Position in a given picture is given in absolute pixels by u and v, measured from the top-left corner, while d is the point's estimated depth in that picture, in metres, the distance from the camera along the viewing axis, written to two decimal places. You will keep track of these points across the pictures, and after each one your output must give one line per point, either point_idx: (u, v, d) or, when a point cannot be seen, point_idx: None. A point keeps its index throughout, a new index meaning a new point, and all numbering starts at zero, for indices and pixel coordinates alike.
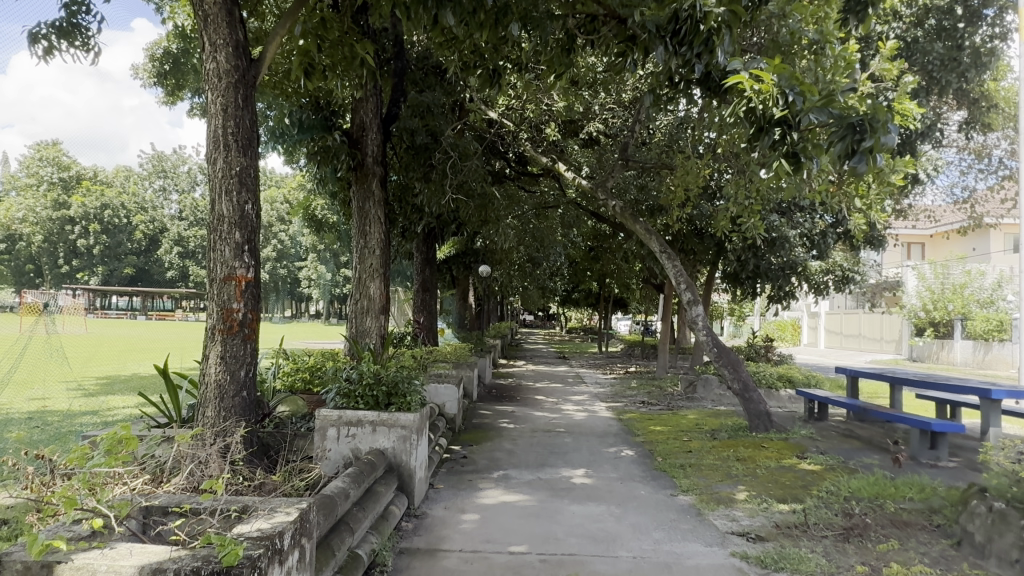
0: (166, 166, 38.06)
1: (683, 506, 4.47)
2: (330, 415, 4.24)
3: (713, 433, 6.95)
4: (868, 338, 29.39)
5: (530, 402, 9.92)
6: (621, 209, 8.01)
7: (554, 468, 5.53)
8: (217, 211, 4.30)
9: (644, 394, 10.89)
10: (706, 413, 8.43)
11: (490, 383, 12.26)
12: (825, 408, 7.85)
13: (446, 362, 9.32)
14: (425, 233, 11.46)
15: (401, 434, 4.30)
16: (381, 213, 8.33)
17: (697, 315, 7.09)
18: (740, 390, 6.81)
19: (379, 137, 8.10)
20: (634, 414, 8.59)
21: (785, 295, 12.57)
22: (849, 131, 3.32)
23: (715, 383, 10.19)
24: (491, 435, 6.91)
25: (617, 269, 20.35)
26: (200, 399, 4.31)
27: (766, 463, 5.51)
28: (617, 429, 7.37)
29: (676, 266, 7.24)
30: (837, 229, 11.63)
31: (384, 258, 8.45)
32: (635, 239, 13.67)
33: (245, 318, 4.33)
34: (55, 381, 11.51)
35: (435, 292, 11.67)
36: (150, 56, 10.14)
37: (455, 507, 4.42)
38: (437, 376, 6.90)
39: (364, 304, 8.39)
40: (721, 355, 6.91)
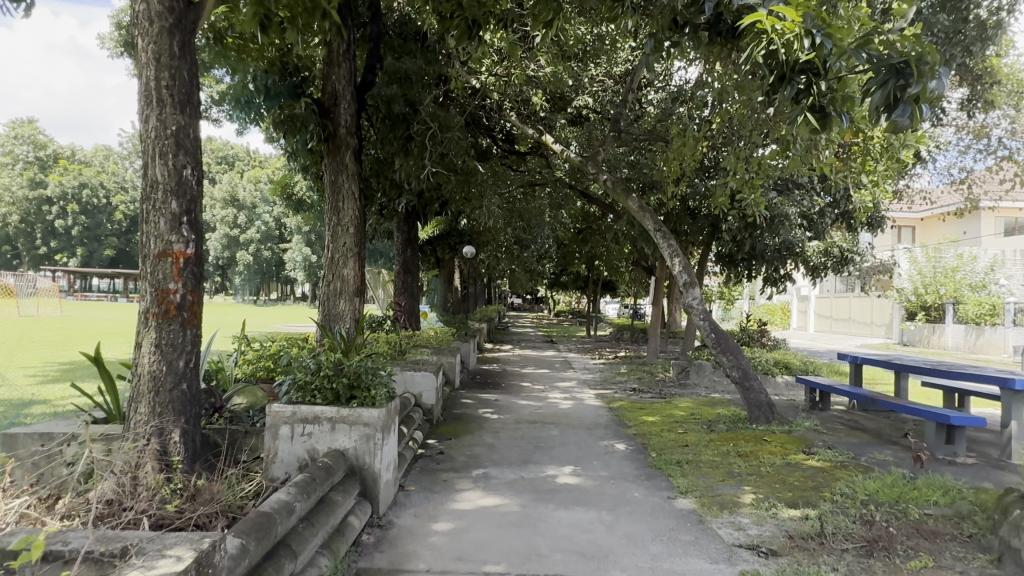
0: None
1: (682, 512, 3.99)
2: (283, 411, 3.72)
3: (709, 424, 6.48)
4: (859, 322, 29.18)
5: (516, 389, 9.42)
6: (612, 184, 7.45)
7: (539, 465, 5.02)
8: (150, 176, 3.72)
9: (634, 381, 10.44)
10: (701, 402, 7.96)
11: (474, 369, 11.77)
12: (826, 397, 7.40)
13: (427, 347, 8.80)
14: (405, 212, 10.88)
15: (364, 433, 3.77)
16: (355, 189, 7.78)
17: (693, 297, 6.60)
18: (738, 378, 6.35)
19: (353, 108, 7.60)
20: (625, 403, 8.12)
21: (781, 277, 12.13)
22: (891, 75, 2.97)
23: (709, 368, 9.75)
24: (472, 426, 6.40)
25: (606, 251, 19.84)
26: (132, 393, 3.75)
27: (771, 460, 5.03)
28: (607, 419, 6.89)
29: (671, 246, 6.73)
30: (835, 209, 11.13)
31: (358, 237, 7.89)
32: (626, 219, 13.12)
33: (183, 301, 3.76)
34: (13, 367, 10.88)
35: (417, 273, 11.13)
36: (114, 22, 9.49)
37: (425, 514, 3.90)
38: (409, 367, 6.41)
39: (338, 286, 7.85)
40: (719, 342, 6.48)
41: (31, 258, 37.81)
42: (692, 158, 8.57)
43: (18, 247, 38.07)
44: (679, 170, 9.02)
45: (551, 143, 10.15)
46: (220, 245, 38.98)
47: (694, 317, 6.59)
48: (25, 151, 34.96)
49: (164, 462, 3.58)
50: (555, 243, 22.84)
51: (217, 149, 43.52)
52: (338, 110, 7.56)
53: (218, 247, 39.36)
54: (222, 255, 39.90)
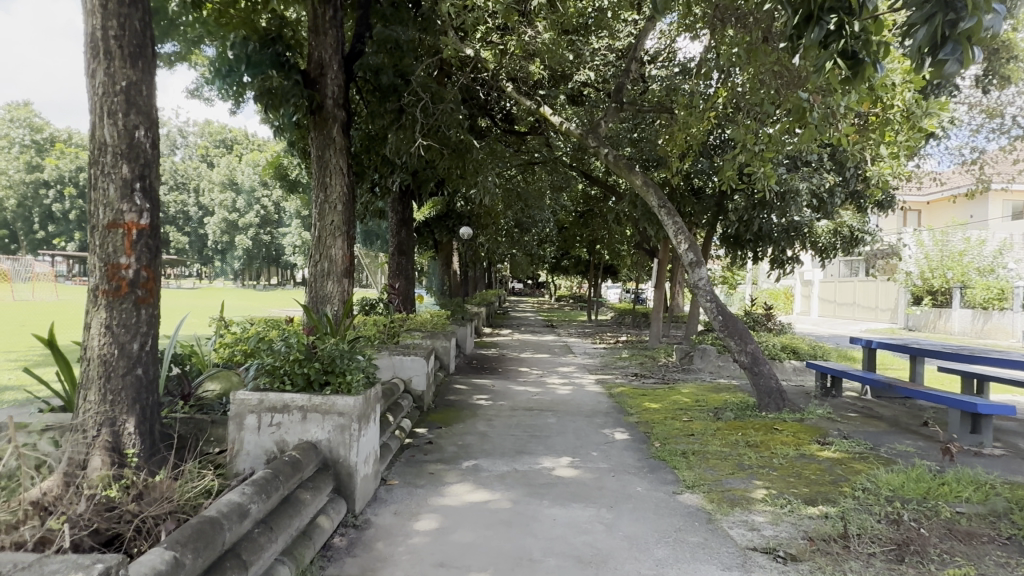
0: None
1: (689, 509, 3.63)
2: (249, 400, 3.38)
3: (716, 411, 6.12)
4: (863, 307, 28.80)
5: (513, 375, 9.06)
6: (614, 158, 7.03)
7: (534, 457, 4.67)
8: (99, 137, 3.34)
9: (636, 366, 10.07)
10: (706, 388, 7.60)
11: (471, 354, 11.42)
12: (839, 382, 7.02)
13: (421, 332, 8.43)
14: (400, 191, 10.48)
15: (338, 423, 3.40)
16: (343, 163, 7.40)
17: (700, 276, 6.22)
18: (747, 364, 5.98)
19: (340, 78, 7.24)
20: (627, 389, 7.76)
21: (788, 259, 11.73)
22: (938, 9, 2.59)
23: (714, 353, 9.42)
24: (464, 414, 6.05)
25: (608, 233, 19.43)
26: (81, 378, 3.38)
27: (784, 451, 4.67)
28: (608, 406, 6.53)
29: (676, 223, 6.35)
30: (845, 187, 10.69)
31: (347, 214, 7.51)
32: (628, 200, 12.71)
33: (137, 277, 3.38)
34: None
35: (412, 255, 10.73)
36: None
37: (407, 512, 3.54)
38: (397, 351, 6.07)
39: (325, 266, 7.45)
40: (727, 325, 6.10)
41: (29, 243, 37.50)
42: (699, 132, 8.16)
43: (15, 231, 37.78)
44: (685, 144, 8.61)
45: (550, 116, 9.72)
46: (218, 229, 38.59)
47: (699, 298, 6.21)
48: (21, 134, 34.37)
49: (111, 458, 3.22)
50: (555, 226, 22.43)
51: (214, 132, 43.04)
52: (324, 80, 7.21)
53: (216, 232, 38.97)
54: (220, 240, 39.51)
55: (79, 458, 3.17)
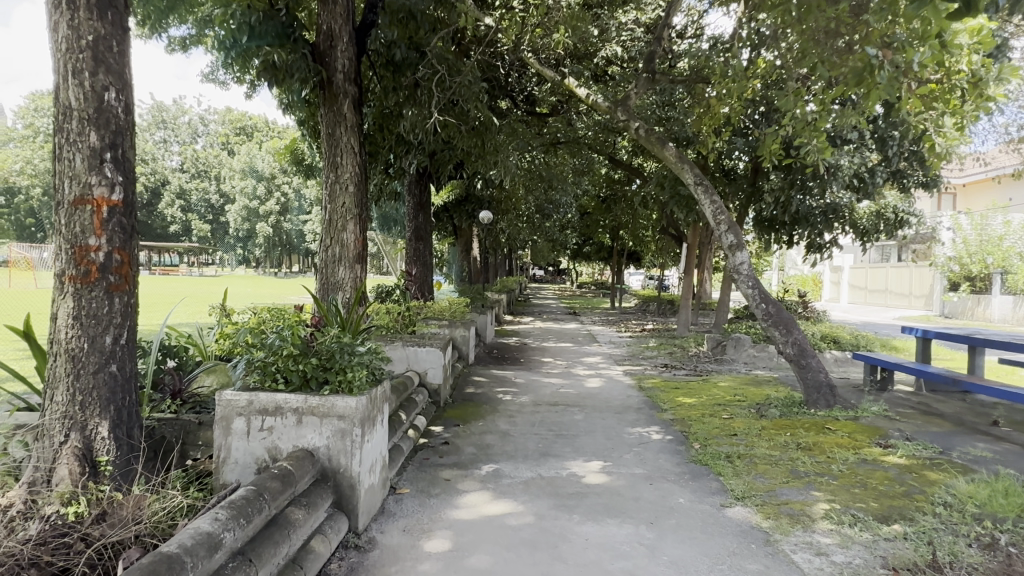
0: None
1: (742, 528, 3.14)
2: (236, 401, 2.97)
3: (758, 408, 5.60)
4: (896, 294, 27.83)
5: (536, 365, 8.61)
6: (645, 133, 6.47)
7: (561, 460, 4.20)
8: (62, 101, 2.90)
9: (665, 356, 9.55)
10: (744, 381, 7.08)
11: (491, 343, 10.99)
12: (891, 376, 6.46)
13: (438, 320, 7.99)
14: (416, 173, 10.03)
15: (338, 428, 2.96)
16: (355, 141, 6.97)
17: (742, 261, 5.68)
18: (793, 356, 5.44)
19: (350, 50, 6.78)
20: (658, 381, 7.25)
21: (827, 244, 11.07)
22: None
23: (748, 342, 8.89)
24: (484, 409, 5.60)
25: (632, 218, 18.84)
26: (48, 375, 2.96)
27: (843, 455, 4.15)
28: (639, 401, 6.03)
29: (714, 202, 5.81)
30: (889, 166, 10.01)
31: (359, 196, 7.07)
32: (655, 181, 12.12)
33: (109, 261, 2.95)
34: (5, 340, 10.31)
35: (430, 240, 10.29)
36: None
37: (418, 529, 3.10)
38: (412, 342, 5.67)
39: (337, 251, 7.02)
40: (771, 314, 5.56)
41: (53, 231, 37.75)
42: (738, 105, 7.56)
43: (40, 219, 38.12)
44: (722, 119, 8.01)
45: (576, 89, 9.18)
46: (239, 217, 38.43)
47: (740, 283, 5.68)
48: (45, 123, 34.41)
49: (80, 470, 2.85)
50: (578, 211, 21.90)
51: (235, 120, 42.94)
52: (334, 52, 6.76)
53: (236, 219, 38.84)
54: (241, 228, 39.37)
55: (44, 470, 2.81)
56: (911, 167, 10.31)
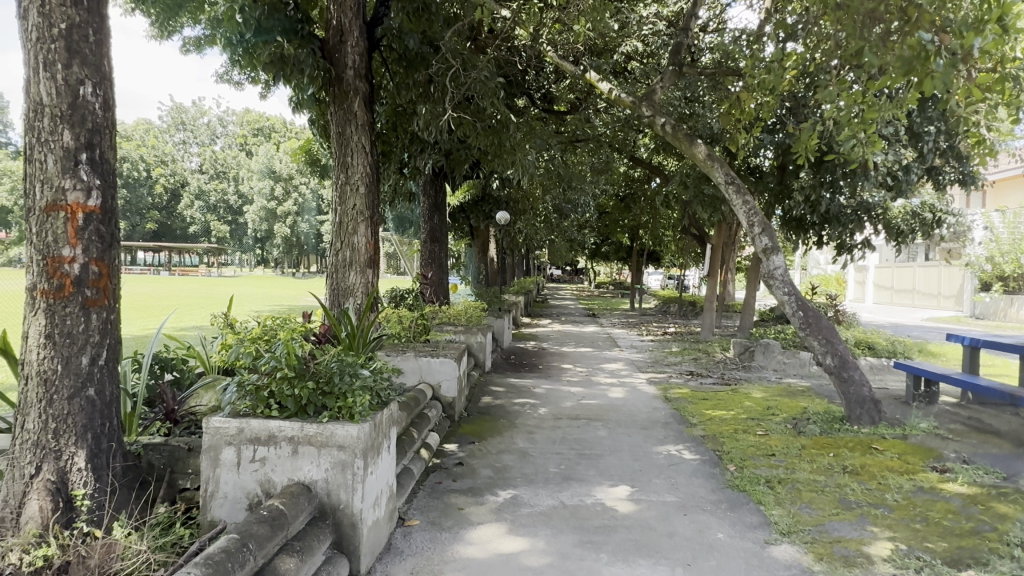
0: None
1: (791, 572, 2.78)
2: (224, 429, 2.68)
3: (795, 423, 5.22)
4: (924, 294, 27.06)
5: (555, 372, 8.27)
6: (673, 128, 6.08)
7: (585, 485, 3.86)
8: (33, 97, 2.62)
9: (690, 363, 9.16)
10: (777, 392, 6.69)
11: (509, 348, 10.67)
12: (936, 387, 6.03)
13: (453, 326, 7.69)
14: (432, 173, 9.74)
15: (338, 460, 2.64)
16: (366, 140, 6.71)
17: (778, 265, 5.30)
18: (834, 367, 5.05)
19: (361, 46, 6.53)
20: (684, 392, 6.88)
21: (860, 245, 10.60)
22: None
23: (778, 348, 8.50)
24: (502, 424, 5.28)
25: (653, 217, 18.46)
26: (19, 400, 2.68)
27: (895, 482, 3.77)
28: (667, 415, 5.67)
29: (747, 203, 5.43)
30: (926, 162, 9.54)
31: (371, 197, 6.79)
32: (679, 180, 11.71)
33: (85, 273, 2.66)
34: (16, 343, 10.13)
35: (445, 242, 10.01)
36: None
37: (427, 572, 2.77)
38: (424, 352, 5.36)
39: (347, 256, 6.72)
40: (808, 323, 5.16)
41: None
42: (771, 98, 7.15)
43: None
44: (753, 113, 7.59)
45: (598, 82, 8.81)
46: (258, 218, 38.39)
47: (775, 290, 5.30)
48: None
49: (54, 506, 2.57)
50: (596, 211, 21.55)
51: (253, 121, 43.02)
52: (344, 47, 6.54)
53: (254, 220, 38.84)
54: (259, 228, 39.35)
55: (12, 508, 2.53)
56: (948, 164, 9.82)
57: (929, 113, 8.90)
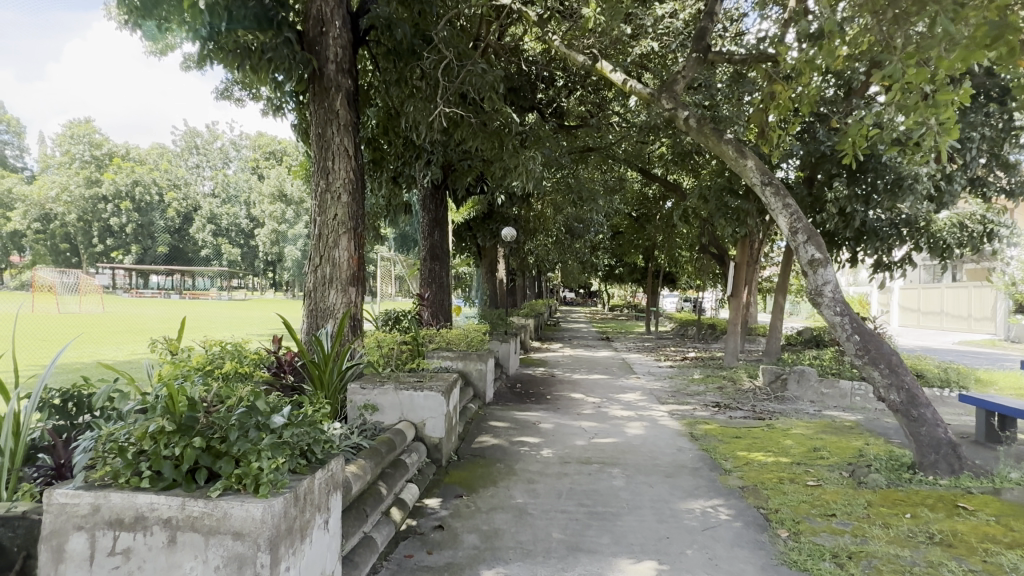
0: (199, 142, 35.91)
1: None
2: (70, 506, 1.85)
3: (852, 471, 4.32)
4: (954, 316, 25.90)
5: (565, 403, 7.41)
6: (698, 122, 5.22)
7: (599, 561, 2.98)
8: None
9: (715, 393, 8.22)
10: (820, 430, 5.78)
11: (515, 375, 9.84)
12: (1013, 425, 5.10)
13: (447, 352, 6.90)
14: (432, 185, 9.06)
15: (233, 555, 1.81)
16: (349, 143, 6.00)
17: (825, 280, 4.42)
18: (901, 405, 4.15)
19: (342, 38, 5.92)
20: (712, 428, 5.95)
21: (900, 263, 9.64)
22: None
23: (815, 377, 7.71)
24: (498, 470, 4.43)
25: (668, 238, 17.64)
26: None
27: (1007, 561, 2.87)
28: (695, 459, 4.77)
29: (789, 207, 4.61)
30: (972, 170, 8.65)
31: (354, 207, 6.02)
32: (697, 193, 11.04)
33: None
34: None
35: (446, 260, 9.23)
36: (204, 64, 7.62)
37: None
38: (407, 385, 4.49)
39: (327, 272, 5.92)
40: (867, 349, 4.26)
41: None
42: (811, 91, 6.30)
43: None
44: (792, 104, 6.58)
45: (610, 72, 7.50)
46: (268, 240, 37.81)
47: (824, 309, 4.44)
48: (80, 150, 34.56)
49: None
50: (610, 230, 20.82)
51: (266, 144, 42.88)
52: (325, 39, 5.92)
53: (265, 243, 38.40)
54: (269, 252, 38.81)
55: None
56: (993, 173, 8.95)
57: (975, 115, 8.04)
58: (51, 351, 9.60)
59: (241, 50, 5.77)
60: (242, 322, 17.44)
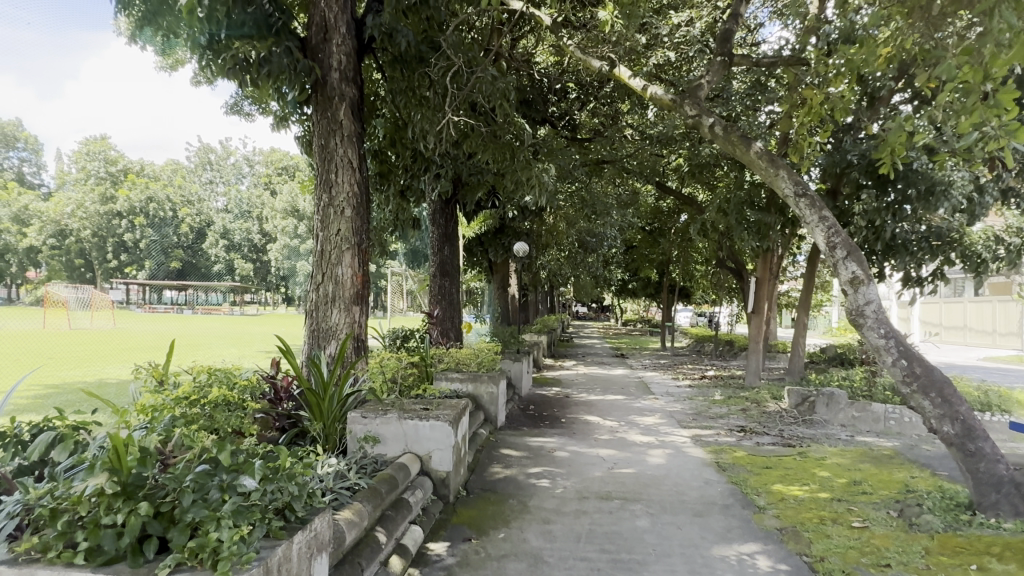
0: (212, 159, 35.89)
1: None
2: None
3: (901, 510, 3.91)
4: (978, 332, 25.22)
5: (582, 427, 7.02)
6: (724, 129, 4.87)
7: None
8: None
9: (739, 415, 7.80)
10: (857, 459, 5.38)
11: (527, 395, 9.47)
12: None
13: (457, 374, 6.56)
14: (443, 199, 8.78)
15: None
16: (353, 154, 5.71)
17: (867, 299, 4.04)
18: (955, 438, 3.76)
19: (346, 46, 5.66)
20: (739, 456, 5.56)
21: (932, 278, 9.19)
22: None
23: (845, 399, 7.29)
24: (510, 507, 4.06)
25: (684, 252, 17.27)
26: None
27: None
28: (725, 494, 4.37)
29: (826, 219, 4.25)
30: (1007, 180, 8.25)
31: (358, 221, 5.72)
32: (716, 206, 10.65)
33: None
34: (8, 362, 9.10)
35: (457, 276, 8.90)
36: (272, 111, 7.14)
37: None
38: (411, 414, 4.13)
39: (330, 290, 5.61)
40: (915, 375, 3.87)
41: None
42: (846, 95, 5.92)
43: None
44: (824, 110, 6.22)
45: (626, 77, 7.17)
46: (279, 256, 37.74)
47: (866, 331, 4.06)
48: None
49: None
50: (623, 245, 20.47)
51: (277, 160, 43.00)
52: (329, 46, 5.66)
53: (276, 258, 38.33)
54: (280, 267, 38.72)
55: None
56: None
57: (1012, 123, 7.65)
58: (62, 370, 9.35)
59: (239, 65, 5.28)
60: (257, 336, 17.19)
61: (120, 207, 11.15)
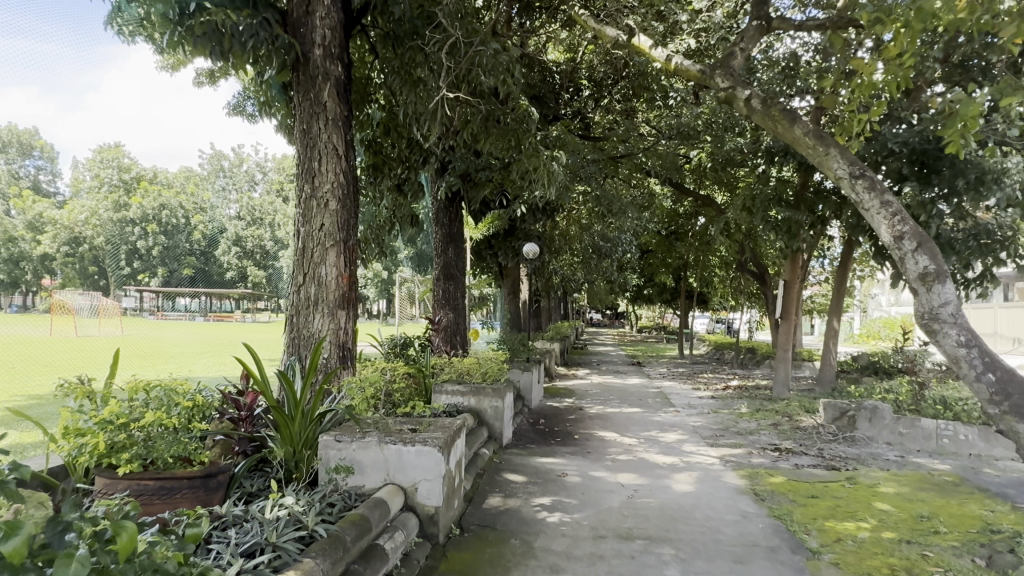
0: (223, 164, 35.35)
1: None
2: None
3: (988, 560, 3.20)
4: (1011, 338, 24.10)
5: (597, 445, 6.33)
6: (763, 102, 4.23)
7: None
8: None
9: (771, 432, 7.06)
10: (917, 486, 4.66)
11: (538, 407, 8.77)
12: None
13: (457, 387, 5.91)
14: (447, 196, 8.15)
15: None
16: (338, 140, 5.08)
17: (944, 298, 3.27)
18: None
19: (331, 18, 5.06)
20: (778, 482, 4.86)
21: (979, 280, 8.42)
22: None
23: (889, 414, 6.56)
24: (510, 550, 3.40)
25: (703, 256, 16.55)
26: None
27: None
28: (768, 533, 3.66)
29: (889, 205, 3.56)
30: None
31: (343, 215, 5.08)
32: (739, 204, 9.96)
33: None
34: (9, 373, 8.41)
35: (462, 278, 8.25)
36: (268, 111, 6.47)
37: None
38: (394, 437, 3.47)
39: (312, 293, 4.97)
40: (1007, 394, 3.10)
41: None
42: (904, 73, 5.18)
43: None
44: (875, 89, 5.50)
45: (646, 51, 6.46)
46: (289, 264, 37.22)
47: (941, 338, 3.28)
48: None
49: None
50: (638, 249, 19.72)
51: None
52: (311, 20, 5.06)
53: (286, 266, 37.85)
54: None
55: None
56: None
57: None
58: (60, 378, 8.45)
59: (209, 35, 4.66)
60: (268, 342, 16.46)
61: (128, 213, 10.58)
